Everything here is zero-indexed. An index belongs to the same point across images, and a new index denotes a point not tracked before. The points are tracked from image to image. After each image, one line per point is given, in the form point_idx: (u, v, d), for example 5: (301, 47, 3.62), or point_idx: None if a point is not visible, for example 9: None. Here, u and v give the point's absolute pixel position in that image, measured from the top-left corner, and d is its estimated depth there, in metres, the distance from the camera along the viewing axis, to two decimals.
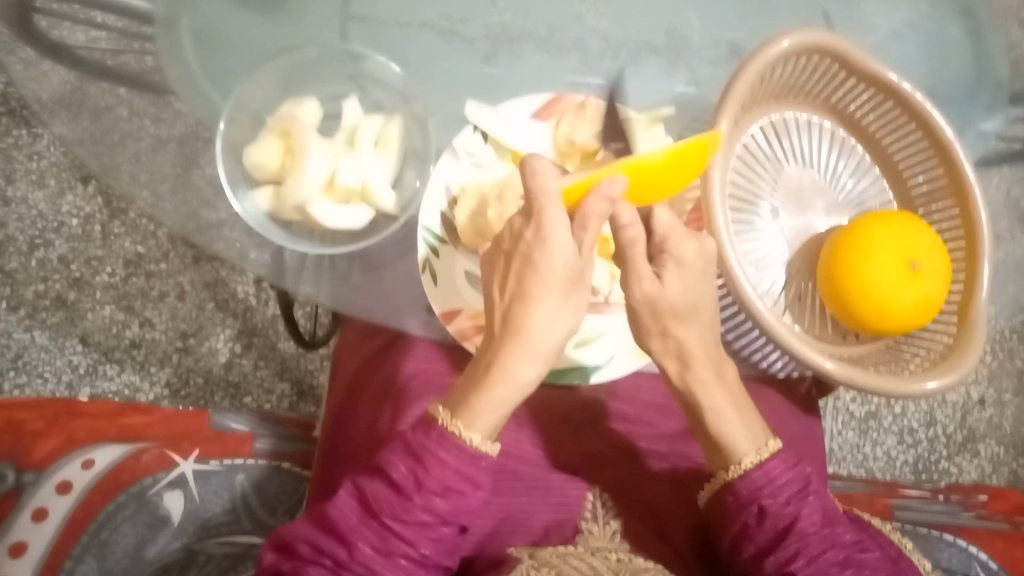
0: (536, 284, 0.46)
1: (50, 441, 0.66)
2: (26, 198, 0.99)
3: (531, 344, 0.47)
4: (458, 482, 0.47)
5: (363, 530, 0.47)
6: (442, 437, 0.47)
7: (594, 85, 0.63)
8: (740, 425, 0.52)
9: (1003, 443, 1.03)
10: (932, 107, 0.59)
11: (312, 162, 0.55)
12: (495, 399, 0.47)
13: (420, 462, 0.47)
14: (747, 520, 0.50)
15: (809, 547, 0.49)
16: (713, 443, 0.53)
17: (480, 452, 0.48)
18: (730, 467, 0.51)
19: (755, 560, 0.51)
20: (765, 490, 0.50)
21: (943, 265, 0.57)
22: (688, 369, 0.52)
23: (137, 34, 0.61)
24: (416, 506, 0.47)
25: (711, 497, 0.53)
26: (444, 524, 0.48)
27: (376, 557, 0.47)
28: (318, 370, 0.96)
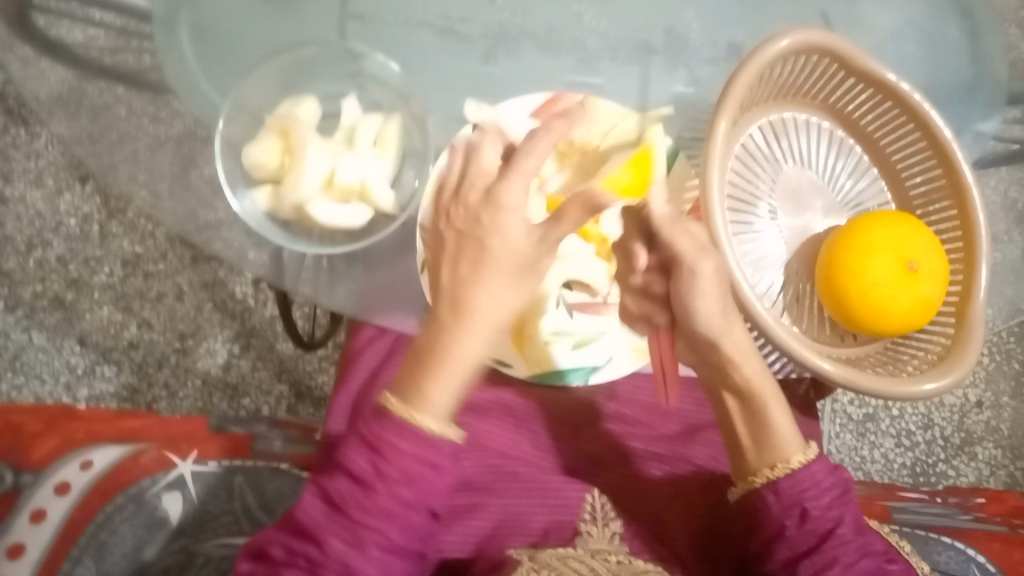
0: (489, 265, 0.46)
1: (47, 442, 0.67)
2: (24, 198, 0.99)
3: (485, 319, 0.46)
4: (422, 468, 0.45)
5: (332, 527, 0.45)
6: (397, 425, 0.45)
7: (593, 84, 0.63)
8: (785, 421, 0.52)
9: (1000, 446, 1.02)
10: (930, 107, 0.60)
11: (311, 159, 0.56)
12: (445, 378, 0.46)
13: (381, 455, 0.45)
14: (787, 524, 0.50)
15: (846, 554, 0.48)
16: (761, 438, 0.52)
17: (433, 433, 0.45)
18: (776, 465, 0.51)
19: (789, 565, 0.50)
20: (809, 493, 0.50)
21: (940, 267, 0.57)
22: (739, 365, 0.52)
23: (136, 32, 0.61)
24: (382, 496, 0.44)
25: (740, 498, 0.53)
26: (413, 510, 0.45)
27: (350, 553, 0.44)
28: (317, 371, 0.96)
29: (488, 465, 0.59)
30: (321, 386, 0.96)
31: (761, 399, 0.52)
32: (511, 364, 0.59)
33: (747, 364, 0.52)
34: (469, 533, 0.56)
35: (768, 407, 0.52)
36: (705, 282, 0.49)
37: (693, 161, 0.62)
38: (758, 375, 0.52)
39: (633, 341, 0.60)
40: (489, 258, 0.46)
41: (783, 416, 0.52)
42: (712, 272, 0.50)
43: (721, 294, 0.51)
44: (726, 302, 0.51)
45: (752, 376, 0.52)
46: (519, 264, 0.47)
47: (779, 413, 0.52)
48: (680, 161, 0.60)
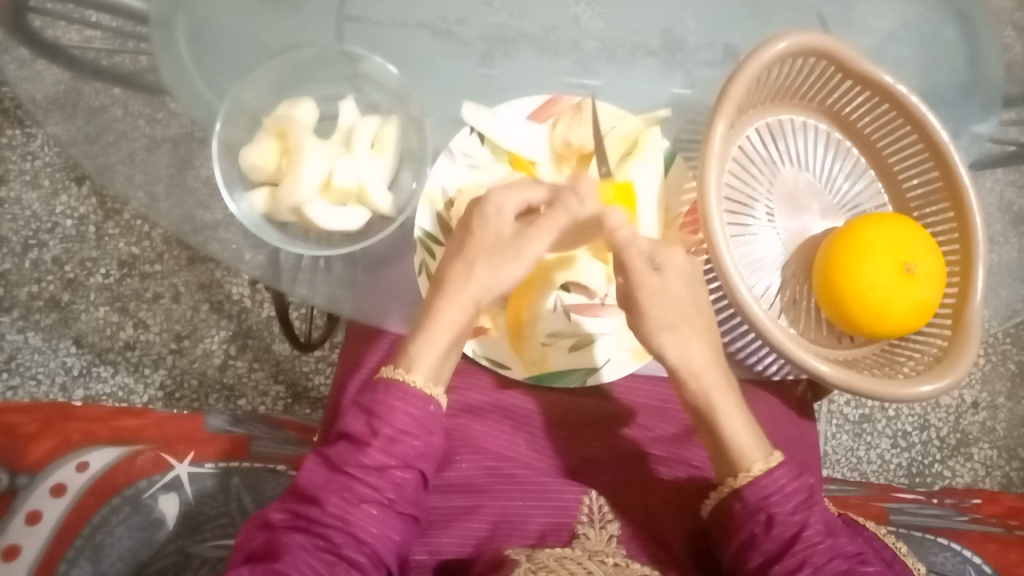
0: (474, 248, 0.54)
1: (43, 445, 0.66)
2: (20, 198, 0.98)
3: (466, 292, 0.53)
4: (412, 427, 0.49)
5: (331, 485, 0.47)
6: (388, 388, 0.49)
7: (589, 86, 0.63)
8: (745, 431, 0.52)
9: (996, 447, 1.03)
10: (926, 109, 0.60)
11: (308, 164, 0.55)
12: (430, 340, 0.52)
13: (376, 416, 0.48)
14: (754, 529, 0.50)
15: (816, 556, 0.48)
16: (721, 451, 0.53)
17: (415, 388, 0.49)
18: (737, 475, 0.51)
19: (761, 571, 0.49)
20: (773, 498, 0.50)
21: (937, 268, 0.57)
22: (697, 377, 0.54)
23: (131, 34, 0.61)
24: (376, 451, 0.47)
25: (716, 509, 0.53)
26: (405, 469, 0.48)
27: (347, 507, 0.47)
28: (314, 372, 0.96)
29: (486, 467, 0.59)
30: (317, 387, 0.96)
31: (718, 411, 0.53)
32: (510, 366, 0.59)
33: (711, 377, 0.54)
34: (466, 535, 0.56)
35: (723, 420, 0.53)
36: (656, 299, 0.53)
37: (691, 163, 0.62)
38: (721, 386, 0.54)
39: (631, 343, 0.60)
40: (480, 246, 0.54)
41: (742, 427, 0.53)
42: (669, 288, 0.54)
43: (675, 307, 0.54)
44: (687, 318, 0.54)
45: (715, 388, 0.53)
46: (500, 244, 0.54)
47: (739, 425, 0.53)
48: (678, 162, 0.60)
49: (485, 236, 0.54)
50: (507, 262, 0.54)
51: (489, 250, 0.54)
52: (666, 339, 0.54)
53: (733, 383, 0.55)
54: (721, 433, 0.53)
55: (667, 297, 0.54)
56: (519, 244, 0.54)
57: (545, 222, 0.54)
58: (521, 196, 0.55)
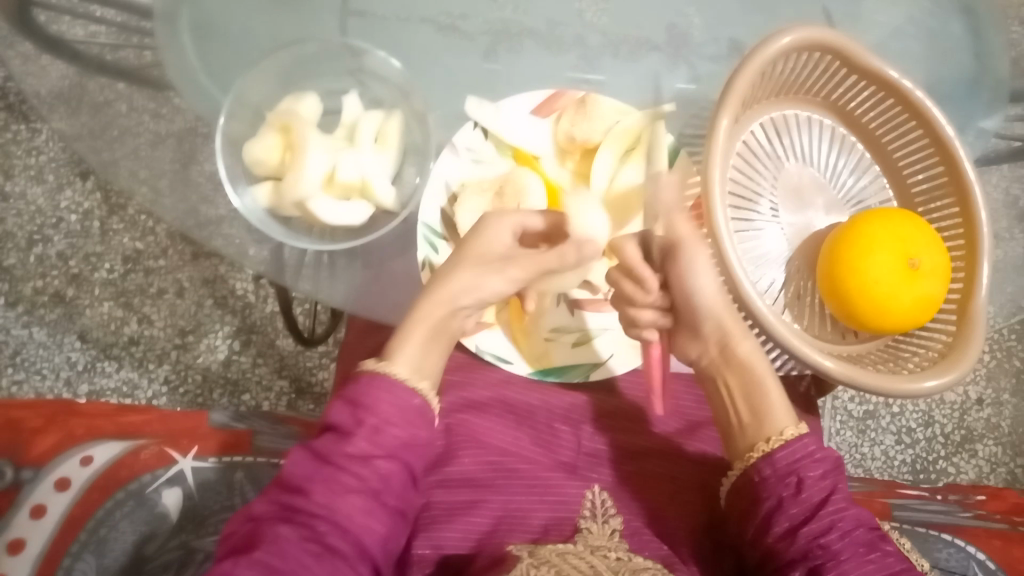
0: (466, 254, 0.55)
1: (48, 437, 0.66)
2: (25, 193, 0.99)
3: (451, 297, 0.54)
4: (398, 418, 0.49)
5: (316, 476, 0.47)
6: (382, 381, 0.50)
7: (594, 81, 0.63)
8: (779, 399, 0.55)
9: (1000, 443, 1.02)
10: (931, 104, 0.60)
11: (312, 158, 0.56)
12: (413, 336, 0.53)
13: (361, 406, 0.49)
14: (783, 494, 0.50)
15: (843, 522, 0.49)
16: (756, 414, 0.54)
17: (397, 379, 0.50)
18: (771, 436, 0.52)
19: (786, 536, 0.49)
20: (803, 462, 0.51)
21: (941, 265, 0.57)
22: (737, 343, 0.56)
23: (136, 28, 0.63)
24: (361, 442, 0.48)
25: (739, 481, 0.53)
26: (390, 459, 0.48)
27: (331, 498, 0.46)
28: (317, 367, 0.96)
29: (488, 462, 0.58)
30: (321, 382, 0.96)
31: (759, 379, 0.55)
32: (512, 361, 0.60)
33: (752, 352, 0.56)
34: (468, 530, 0.56)
35: (760, 390, 0.55)
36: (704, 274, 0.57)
37: (695, 157, 0.61)
38: (759, 362, 0.56)
39: (631, 335, 0.60)
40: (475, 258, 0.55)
41: (778, 394, 0.55)
42: (717, 272, 0.56)
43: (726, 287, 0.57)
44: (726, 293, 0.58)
45: (754, 360, 0.56)
46: (491, 257, 0.56)
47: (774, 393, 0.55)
48: (682, 158, 0.60)
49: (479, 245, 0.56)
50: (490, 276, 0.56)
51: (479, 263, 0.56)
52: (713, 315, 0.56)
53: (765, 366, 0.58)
54: (756, 402, 0.55)
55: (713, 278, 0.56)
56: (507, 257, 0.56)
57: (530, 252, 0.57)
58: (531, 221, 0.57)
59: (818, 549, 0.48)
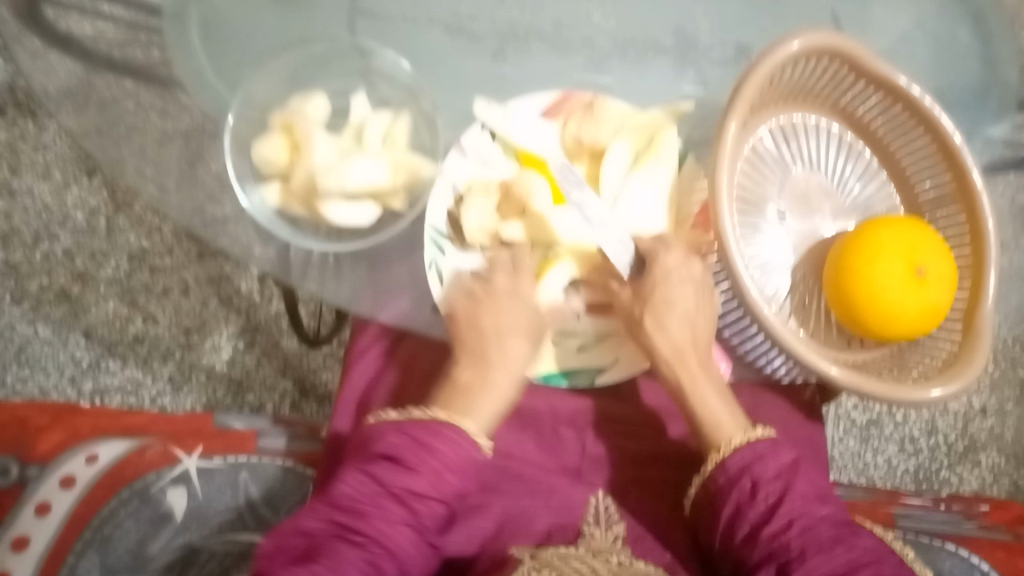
0: (503, 299, 0.57)
1: (53, 436, 0.67)
2: (31, 190, 0.99)
3: (503, 355, 0.57)
4: (459, 464, 0.52)
5: (376, 505, 0.49)
6: (447, 430, 0.52)
7: (603, 84, 0.63)
8: (722, 408, 0.56)
9: (1003, 454, 1.02)
10: (940, 112, 0.60)
11: (319, 155, 0.55)
12: (490, 398, 0.56)
13: (424, 448, 0.51)
14: (740, 498, 0.51)
15: (801, 518, 0.49)
16: (699, 427, 0.56)
17: (466, 433, 0.52)
18: (719, 446, 0.54)
19: (750, 540, 0.50)
20: (755, 465, 0.52)
21: (948, 272, 0.57)
22: (681, 361, 0.56)
23: (144, 27, 0.61)
24: (423, 480, 0.50)
25: (699, 494, 0.54)
26: (441, 503, 0.51)
27: (389, 529, 0.49)
28: (321, 369, 0.96)
29: (492, 465, 0.58)
30: (325, 383, 0.96)
31: (699, 391, 0.56)
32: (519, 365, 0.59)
33: (692, 359, 0.56)
34: (472, 534, 0.55)
35: (700, 397, 0.56)
36: (673, 287, 0.56)
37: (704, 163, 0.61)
38: (699, 368, 0.57)
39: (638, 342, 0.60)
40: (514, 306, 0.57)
41: (720, 404, 0.56)
42: (667, 291, 0.56)
43: (682, 304, 0.57)
44: (680, 295, 0.57)
45: (697, 369, 0.57)
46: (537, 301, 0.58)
47: (715, 401, 0.56)
48: (690, 163, 0.61)
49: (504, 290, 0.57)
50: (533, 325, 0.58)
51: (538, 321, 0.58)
52: (653, 327, 0.56)
53: (714, 371, 0.58)
54: (704, 412, 0.55)
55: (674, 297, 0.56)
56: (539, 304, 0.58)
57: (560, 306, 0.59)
58: (500, 271, 0.58)
59: (779, 549, 0.49)
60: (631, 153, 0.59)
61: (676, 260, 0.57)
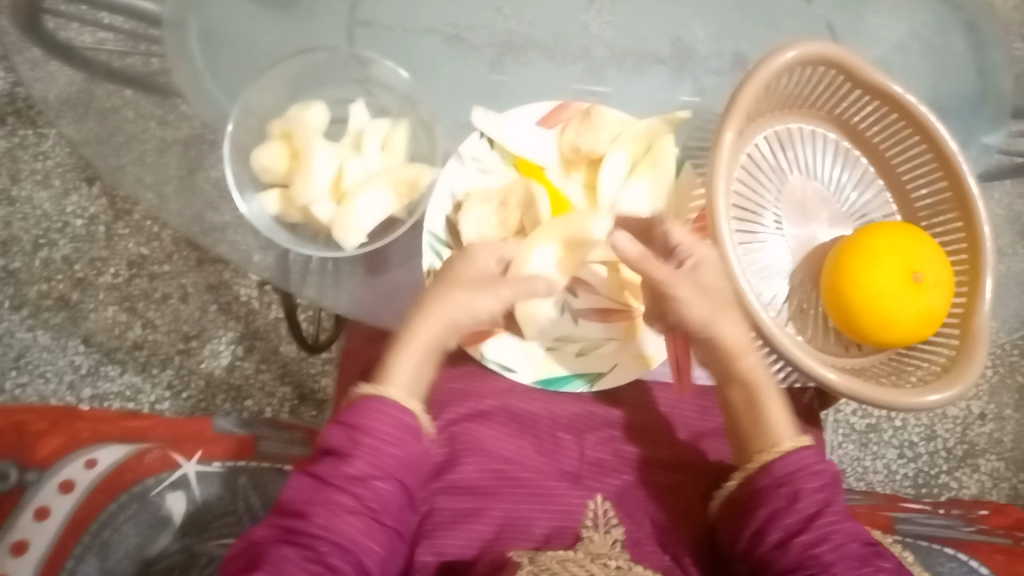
0: (452, 275, 0.56)
1: (53, 440, 0.66)
2: (31, 197, 0.99)
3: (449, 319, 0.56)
4: (396, 438, 0.51)
5: (315, 497, 0.49)
6: (381, 408, 0.51)
7: (600, 93, 0.64)
8: (779, 413, 0.56)
9: (1003, 459, 1.02)
10: (936, 119, 0.60)
11: (318, 162, 0.56)
12: (405, 363, 0.55)
13: (357, 429, 0.51)
14: (777, 504, 0.51)
15: (837, 534, 0.49)
16: (753, 429, 0.56)
17: (395, 403, 0.52)
18: (770, 448, 0.54)
19: (780, 545, 0.50)
20: (798, 474, 0.52)
21: (945, 279, 0.57)
22: (745, 358, 0.57)
23: (144, 36, 0.62)
24: (357, 463, 0.50)
25: (737, 490, 0.54)
26: (388, 480, 0.50)
27: (333, 518, 0.48)
28: (321, 374, 0.96)
29: (491, 470, 0.58)
30: (324, 389, 0.96)
31: (763, 392, 0.56)
32: (517, 370, 0.60)
33: (749, 357, 0.57)
34: (470, 537, 0.56)
35: (765, 397, 0.56)
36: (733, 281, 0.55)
37: (700, 170, 0.61)
38: (756, 367, 0.57)
39: (640, 349, 0.59)
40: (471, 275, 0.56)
41: (779, 410, 0.56)
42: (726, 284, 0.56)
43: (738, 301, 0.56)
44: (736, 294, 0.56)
45: (755, 366, 0.57)
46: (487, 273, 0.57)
47: (777, 406, 0.56)
48: (686, 170, 0.60)
49: (461, 266, 0.56)
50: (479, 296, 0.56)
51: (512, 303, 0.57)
52: (725, 323, 0.56)
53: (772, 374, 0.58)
54: (757, 411, 0.56)
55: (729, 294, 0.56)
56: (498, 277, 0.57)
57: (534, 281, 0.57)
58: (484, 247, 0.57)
59: (810, 560, 0.49)
60: (623, 161, 0.59)
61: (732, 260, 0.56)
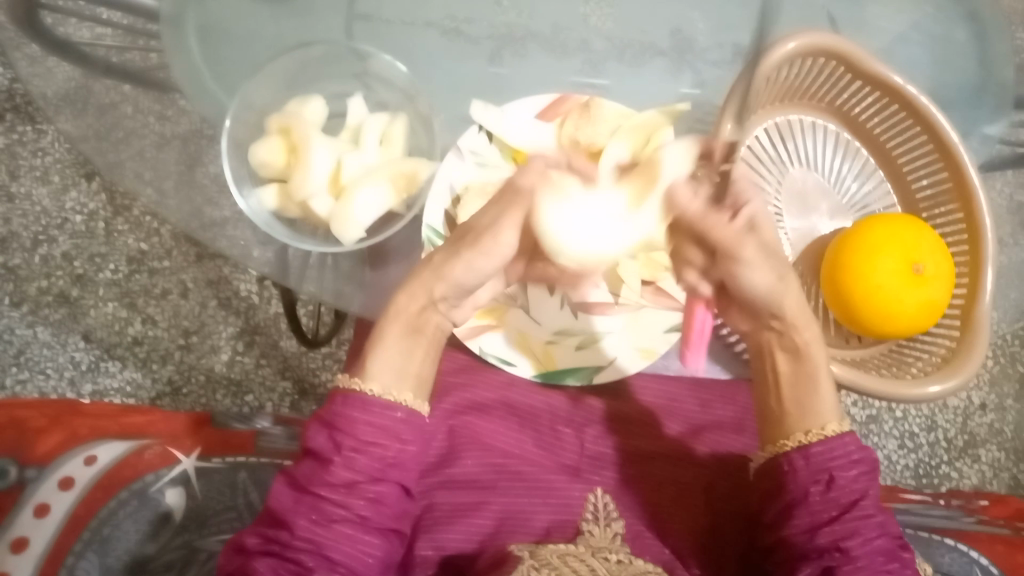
0: (460, 243, 0.54)
1: (52, 436, 0.65)
2: (30, 194, 0.99)
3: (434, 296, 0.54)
4: (377, 436, 0.49)
5: (297, 507, 0.48)
6: (360, 401, 0.50)
7: (599, 85, 0.63)
8: (827, 396, 0.53)
9: (1003, 449, 1.02)
10: (937, 110, 0.60)
11: (317, 156, 0.56)
12: (390, 342, 0.53)
13: (338, 430, 0.49)
14: (813, 489, 0.50)
15: (866, 529, 0.48)
16: (795, 408, 0.53)
17: (372, 396, 0.50)
18: (811, 429, 0.52)
19: (808, 531, 0.49)
20: (836, 462, 0.50)
21: (946, 271, 0.57)
22: (797, 332, 0.54)
23: (142, 31, 0.62)
24: (339, 468, 0.48)
25: (766, 462, 0.53)
26: (376, 482, 0.49)
27: (316, 527, 0.47)
28: (321, 369, 0.96)
29: (491, 463, 0.59)
30: (324, 383, 0.96)
31: (812, 370, 0.54)
32: (518, 364, 0.60)
33: (806, 331, 0.54)
34: (470, 530, 0.56)
35: (815, 376, 0.54)
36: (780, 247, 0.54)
37: None
38: (809, 342, 0.54)
39: (641, 342, 0.59)
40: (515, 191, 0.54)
41: (829, 392, 0.53)
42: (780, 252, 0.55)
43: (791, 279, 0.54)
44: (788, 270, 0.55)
45: (809, 342, 0.54)
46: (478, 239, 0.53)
47: (825, 387, 0.54)
48: None
49: (474, 232, 0.54)
50: (473, 262, 0.53)
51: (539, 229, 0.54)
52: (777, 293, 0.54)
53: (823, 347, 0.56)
54: (801, 388, 0.54)
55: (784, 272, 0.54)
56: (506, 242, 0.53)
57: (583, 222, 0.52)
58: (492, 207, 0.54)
59: (838, 552, 0.48)
60: (626, 151, 0.58)
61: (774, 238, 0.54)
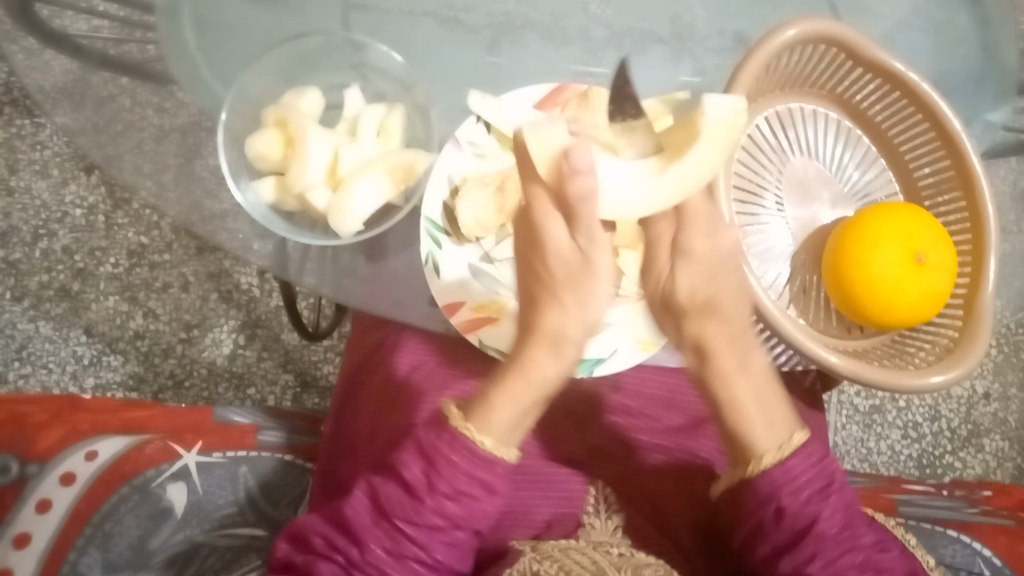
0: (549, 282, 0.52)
1: (53, 432, 0.65)
2: (29, 187, 0.99)
3: (551, 336, 0.52)
4: (470, 486, 0.48)
5: (374, 530, 0.48)
6: (455, 441, 0.48)
7: (597, 74, 0.63)
8: (761, 423, 0.53)
9: (1007, 438, 1.02)
10: (938, 97, 0.59)
11: (314, 148, 0.56)
12: (510, 391, 0.51)
13: (434, 467, 0.49)
14: (764, 519, 0.51)
15: (825, 551, 0.50)
16: (733, 440, 0.53)
17: (487, 453, 0.48)
18: (748, 465, 0.52)
19: (771, 558, 0.52)
20: (784, 490, 0.51)
21: (949, 261, 0.57)
22: (715, 360, 0.54)
23: (138, 23, 0.61)
24: (428, 509, 0.48)
25: (728, 489, 0.54)
26: (457, 529, 0.49)
27: (387, 559, 0.48)
28: (322, 361, 0.96)
29: None
30: (325, 375, 0.96)
31: (743, 407, 0.53)
32: None
33: (724, 358, 0.54)
34: None
35: (749, 409, 0.53)
36: (701, 254, 0.54)
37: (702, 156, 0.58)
38: (736, 371, 0.54)
39: (639, 334, 0.57)
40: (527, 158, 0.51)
41: (760, 419, 0.53)
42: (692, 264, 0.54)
43: (730, 301, 0.54)
44: (720, 286, 0.54)
45: (732, 369, 0.54)
46: (572, 272, 0.52)
47: (759, 417, 0.53)
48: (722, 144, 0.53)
49: (555, 270, 0.52)
50: (593, 289, 0.52)
51: (555, 173, 0.49)
52: (704, 317, 0.54)
53: (760, 361, 0.55)
54: (734, 415, 0.53)
55: (715, 298, 0.54)
56: (590, 263, 0.52)
57: (581, 220, 0.50)
58: (553, 222, 0.51)
59: None
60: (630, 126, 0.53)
61: (732, 240, 0.55)
